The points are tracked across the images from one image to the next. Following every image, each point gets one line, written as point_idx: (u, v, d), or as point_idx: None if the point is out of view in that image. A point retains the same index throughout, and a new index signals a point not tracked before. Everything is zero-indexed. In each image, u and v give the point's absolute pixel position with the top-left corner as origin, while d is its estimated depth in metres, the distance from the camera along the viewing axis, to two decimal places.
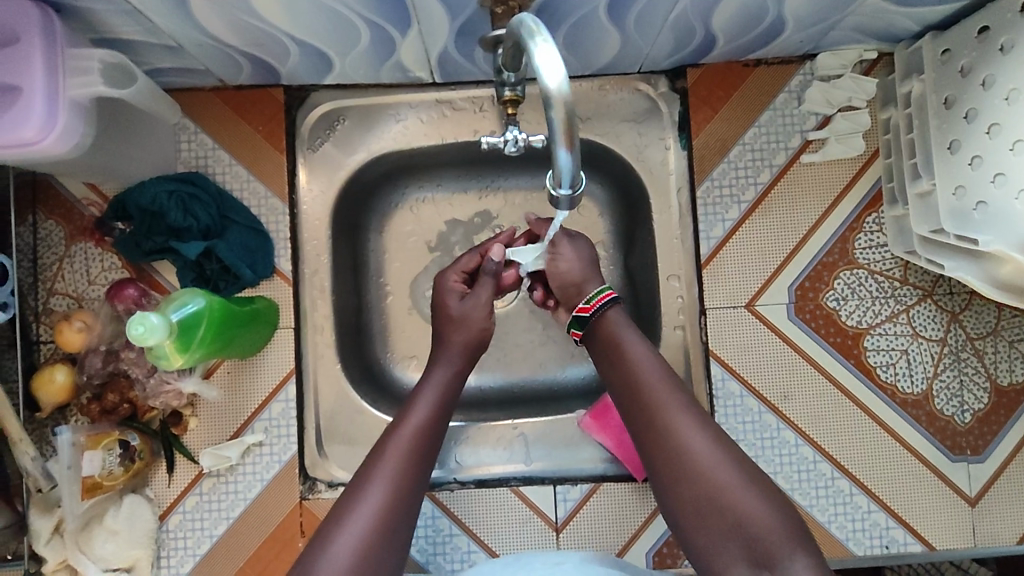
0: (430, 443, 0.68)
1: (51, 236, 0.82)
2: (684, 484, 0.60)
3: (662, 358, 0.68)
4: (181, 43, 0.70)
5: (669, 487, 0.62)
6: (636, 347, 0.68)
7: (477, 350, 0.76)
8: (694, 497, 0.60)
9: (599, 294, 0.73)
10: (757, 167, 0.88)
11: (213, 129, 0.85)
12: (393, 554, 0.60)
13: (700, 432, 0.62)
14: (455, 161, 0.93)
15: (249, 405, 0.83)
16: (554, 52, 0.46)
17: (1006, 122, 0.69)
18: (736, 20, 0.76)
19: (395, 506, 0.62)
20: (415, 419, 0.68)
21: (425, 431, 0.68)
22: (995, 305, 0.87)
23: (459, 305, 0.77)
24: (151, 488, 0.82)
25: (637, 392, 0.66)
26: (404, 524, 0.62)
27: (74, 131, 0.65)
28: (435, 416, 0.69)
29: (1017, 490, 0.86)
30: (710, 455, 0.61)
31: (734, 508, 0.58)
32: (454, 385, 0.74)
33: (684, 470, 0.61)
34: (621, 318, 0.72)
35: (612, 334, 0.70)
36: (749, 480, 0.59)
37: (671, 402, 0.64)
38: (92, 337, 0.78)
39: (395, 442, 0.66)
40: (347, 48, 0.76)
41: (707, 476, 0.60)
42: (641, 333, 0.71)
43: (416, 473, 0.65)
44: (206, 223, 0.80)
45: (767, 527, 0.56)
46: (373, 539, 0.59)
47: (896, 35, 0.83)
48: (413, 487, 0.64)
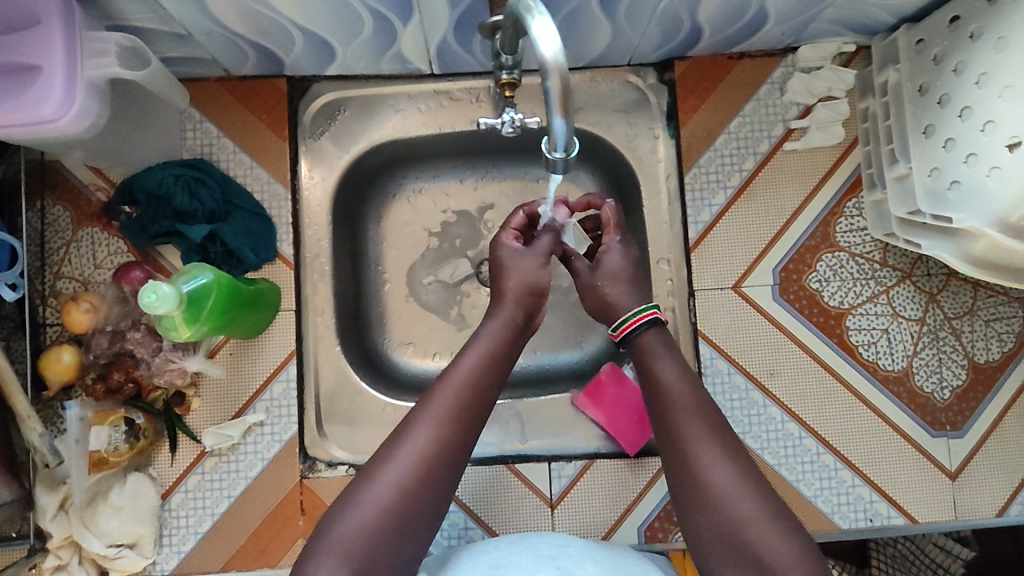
0: (484, 388, 0.68)
1: (59, 220, 0.85)
2: (707, 515, 0.63)
3: (695, 387, 0.70)
4: (190, 31, 0.73)
5: (692, 514, 0.65)
6: (669, 375, 0.71)
7: (532, 302, 0.76)
8: (716, 529, 0.63)
9: (632, 319, 0.75)
10: (742, 154, 0.92)
11: (218, 117, 0.87)
12: (429, 501, 0.62)
13: (727, 466, 0.65)
14: (451, 151, 0.96)
15: (251, 385, 0.85)
16: (550, 25, 0.50)
17: (977, 104, 0.73)
18: (721, 12, 0.80)
19: (438, 456, 0.63)
20: (464, 369, 0.69)
21: (476, 378, 0.68)
22: (970, 285, 0.91)
23: (512, 254, 0.77)
24: (155, 467, 0.84)
25: (667, 419, 0.69)
26: (441, 470, 0.63)
27: (90, 111, 0.68)
28: (488, 366, 0.69)
29: (994, 464, 0.90)
30: (734, 488, 0.64)
31: (753, 545, 0.61)
32: (506, 345, 0.72)
33: (708, 502, 0.64)
34: (657, 342, 0.74)
35: (646, 358, 0.73)
36: (769, 517, 0.62)
37: (699, 433, 0.67)
38: (98, 318, 0.80)
39: (434, 405, 0.66)
40: (350, 38, 0.79)
41: (729, 510, 0.63)
42: (677, 357, 0.73)
43: (462, 421, 0.65)
44: (211, 207, 0.83)
45: (784, 565, 0.59)
46: (405, 490, 0.61)
47: (872, 27, 0.87)
48: (460, 435, 0.65)
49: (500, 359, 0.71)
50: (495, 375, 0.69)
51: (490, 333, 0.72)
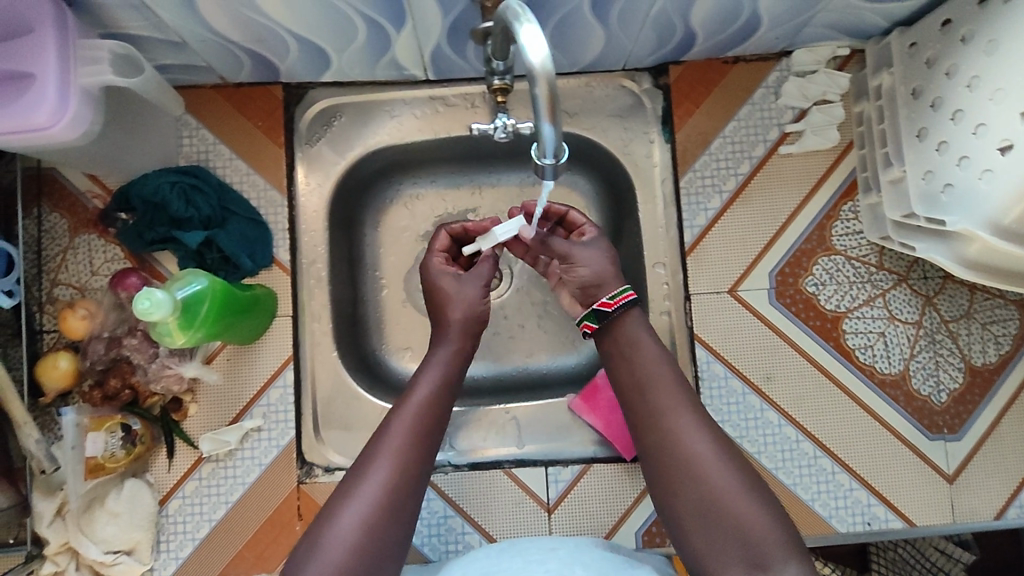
0: (440, 403, 0.73)
1: (56, 227, 0.85)
2: (687, 485, 0.65)
3: (673, 364, 0.72)
4: (185, 38, 0.74)
5: (671, 486, 0.67)
6: (650, 352, 0.73)
7: (475, 331, 0.79)
8: (699, 502, 0.64)
9: (622, 293, 0.75)
10: (737, 158, 0.92)
11: (214, 125, 0.88)
12: (396, 530, 0.65)
13: (705, 438, 0.67)
14: (448, 156, 0.96)
15: (248, 391, 0.86)
16: (538, 32, 0.50)
17: (968, 107, 0.73)
18: (714, 17, 0.80)
19: (399, 488, 0.66)
20: (415, 402, 0.72)
21: (426, 411, 0.71)
22: (967, 288, 0.91)
23: (453, 283, 0.80)
24: (152, 473, 0.84)
25: (645, 394, 0.71)
26: (413, 481, 0.67)
27: (83, 118, 0.68)
28: (436, 399, 0.73)
29: (993, 467, 0.90)
30: (712, 458, 0.66)
31: (733, 512, 0.63)
32: (456, 364, 0.77)
33: (688, 472, 0.66)
34: (640, 323, 0.75)
35: (627, 336, 0.74)
36: (746, 487, 0.64)
37: (679, 406, 0.69)
38: (94, 325, 0.81)
39: (398, 421, 0.70)
40: (345, 44, 0.80)
41: (709, 480, 0.65)
42: (655, 337, 0.75)
43: (419, 453, 0.69)
44: (207, 213, 0.83)
45: (764, 532, 0.62)
46: (372, 520, 0.64)
47: (865, 31, 0.87)
48: (418, 466, 0.68)
49: (448, 389, 0.74)
50: (447, 393, 0.74)
51: (438, 365, 0.75)
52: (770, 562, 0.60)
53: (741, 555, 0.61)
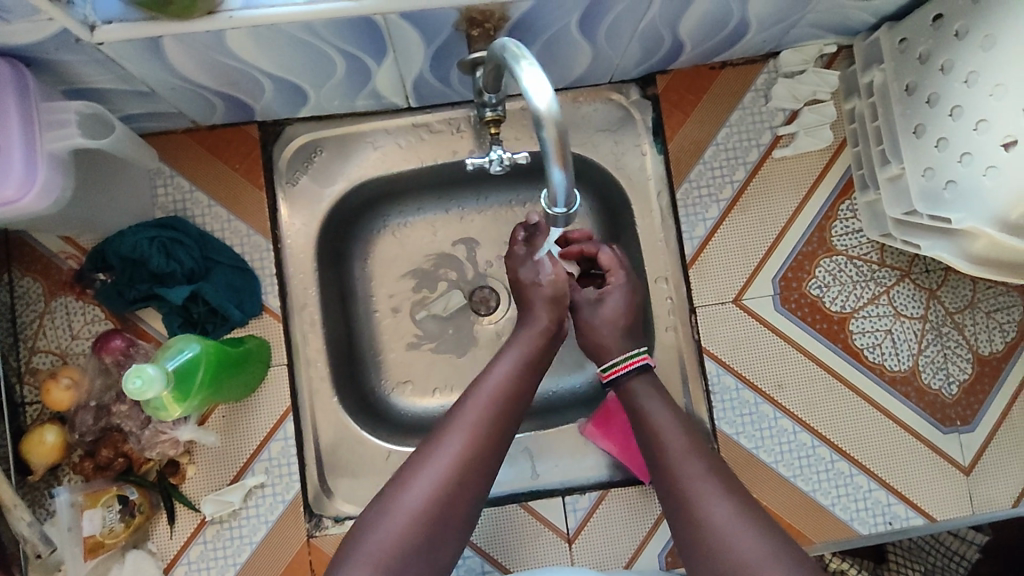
0: (521, 383, 0.73)
1: (30, 292, 0.80)
2: (709, 553, 0.62)
3: (688, 429, 0.71)
4: (154, 87, 0.70)
5: (696, 554, 0.63)
6: (661, 419, 0.72)
7: (558, 304, 0.79)
8: (716, 564, 0.61)
9: (631, 358, 0.77)
10: (732, 165, 0.90)
11: (190, 171, 0.84)
12: (468, 489, 0.65)
13: (724, 501, 0.64)
14: (435, 183, 0.93)
15: (247, 447, 0.82)
16: (541, 74, 0.47)
17: (967, 104, 0.72)
18: (703, 26, 0.78)
19: (472, 458, 0.66)
20: (503, 368, 0.73)
21: (504, 387, 0.71)
22: (969, 279, 0.91)
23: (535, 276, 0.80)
24: (153, 541, 0.80)
25: (661, 461, 0.70)
26: (487, 451, 0.67)
27: (53, 186, 0.63)
28: (518, 368, 0.74)
29: (1007, 455, 0.90)
30: (733, 520, 0.63)
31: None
32: (540, 343, 0.77)
33: (708, 540, 0.63)
34: (647, 392, 0.75)
35: (636, 404, 0.75)
36: (771, 549, 0.60)
37: (690, 467, 0.67)
38: (80, 394, 0.77)
39: (475, 398, 0.70)
40: (322, 80, 0.76)
41: (728, 547, 0.61)
42: (667, 400, 0.75)
43: (497, 426, 0.69)
44: (190, 266, 0.79)
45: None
46: (437, 495, 0.63)
47: (852, 28, 0.86)
48: (495, 437, 0.68)
49: (530, 366, 0.74)
50: (528, 374, 0.74)
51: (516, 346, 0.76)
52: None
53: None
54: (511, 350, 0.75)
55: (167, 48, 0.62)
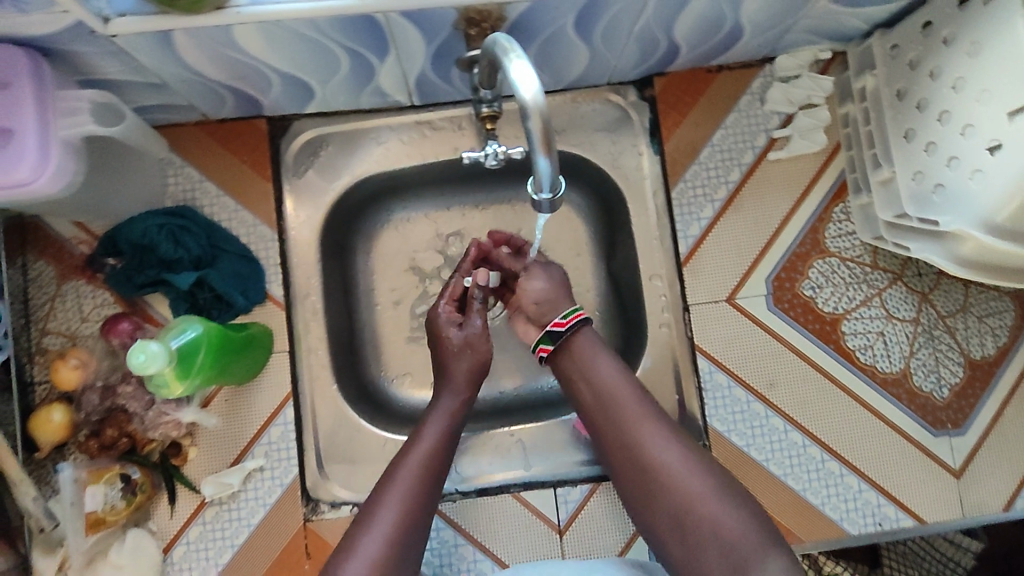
0: (442, 460, 0.72)
1: (43, 275, 0.83)
2: (660, 494, 0.66)
3: (634, 381, 0.73)
4: (166, 80, 0.73)
5: (646, 497, 0.67)
6: (605, 373, 0.74)
7: (480, 375, 0.78)
8: (674, 509, 0.65)
9: (574, 312, 0.77)
10: (727, 166, 0.92)
11: (199, 162, 0.87)
12: (407, 560, 0.66)
13: (675, 447, 0.68)
14: (436, 179, 0.95)
15: (248, 431, 0.84)
16: (528, 67, 0.50)
17: (954, 109, 0.74)
18: (697, 28, 0.81)
19: (400, 543, 0.65)
20: (431, 437, 0.72)
21: (429, 465, 0.70)
22: (962, 283, 0.92)
23: (457, 331, 0.79)
24: (154, 521, 0.82)
25: (607, 414, 0.72)
26: (412, 540, 0.66)
27: (65, 171, 0.66)
28: (445, 438, 0.73)
29: (998, 459, 0.90)
30: (680, 460, 0.67)
31: (706, 513, 0.63)
32: (460, 414, 0.76)
33: (660, 483, 0.66)
34: (591, 342, 0.76)
35: (581, 355, 0.75)
36: (716, 487, 0.65)
37: (642, 418, 0.70)
38: (87, 373, 0.79)
39: (401, 475, 0.69)
40: (328, 77, 0.79)
41: (678, 487, 0.66)
42: (609, 351, 0.76)
43: (420, 507, 0.68)
44: (197, 253, 0.82)
45: (739, 528, 0.62)
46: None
47: (846, 34, 0.88)
48: (418, 521, 0.67)
49: (451, 439, 0.74)
50: (450, 449, 0.73)
51: (441, 415, 0.75)
52: (749, 556, 0.60)
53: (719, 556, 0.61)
54: (437, 419, 0.74)
55: (178, 42, 0.65)
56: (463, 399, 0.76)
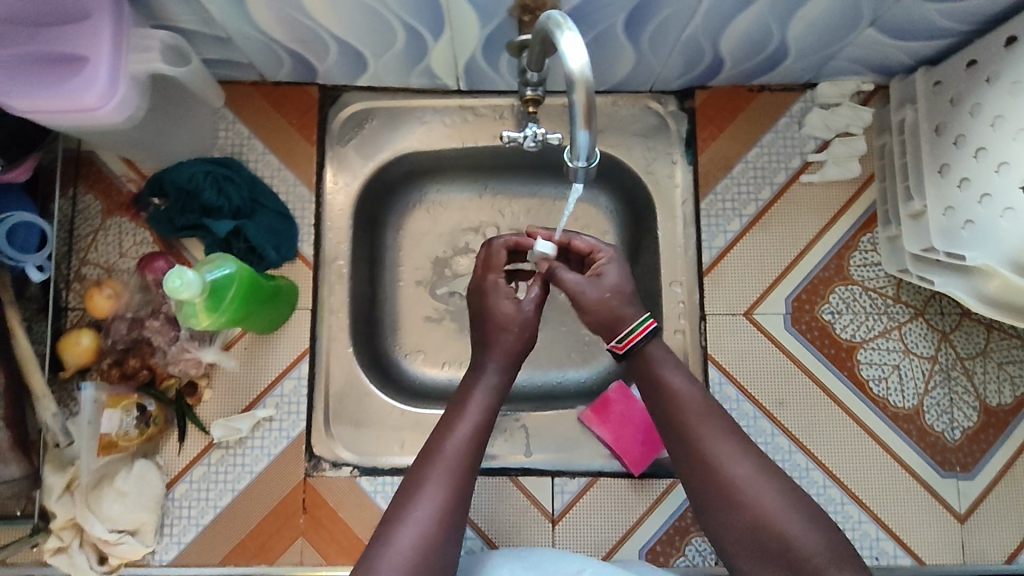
0: (482, 435, 0.73)
1: (89, 209, 0.87)
2: (733, 511, 0.67)
3: (704, 391, 0.73)
4: (231, 35, 0.77)
5: (717, 512, 0.68)
6: (678, 383, 0.73)
7: (522, 352, 0.79)
8: (745, 525, 0.66)
9: (633, 331, 0.75)
10: (759, 183, 0.93)
11: (250, 119, 0.91)
12: (455, 535, 0.67)
13: (747, 462, 0.69)
14: (472, 165, 0.98)
15: (262, 380, 0.87)
16: (579, 40, 0.52)
17: (991, 146, 0.74)
18: (744, 43, 0.83)
19: (447, 514, 0.67)
20: (473, 411, 0.74)
21: (470, 438, 0.72)
22: (984, 327, 0.91)
23: (510, 303, 0.79)
24: (162, 455, 0.84)
25: (680, 423, 0.72)
26: (457, 513, 0.68)
27: (128, 103, 0.70)
28: (486, 412, 0.74)
29: (1005, 508, 0.88)
30: (755, 481, 0.67)
31: (781, 536, 0.65)
32: (501, 387, 0.77)
33: (732, 495, 0.67)
34: (660, 351, 0.76)
35: (650, 367, 0.75)
36: (790, 505, 0.66)
37: (712, 432, 0.70)
38: (119, 304, 0.83)
39: (446, 447, 0.71)
40: (383, 50, 0.82)
41: (753, 505, 0.66)
42: (678, 360, 0.76)
43: (464, 478, 0.70)
44: (237, 204, 0.86)
45: (813, 551, 0.63)
46: (426, 546, 0.65)
47: (890, 67, 0.89)
48: (461, 494, 0.69)
49: (491, 412, 0.75)
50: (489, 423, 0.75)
51: (483, 388, 0.76)
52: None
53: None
54: (480, 392, 0.76)
55: None
56: (505, 371, 0.78)
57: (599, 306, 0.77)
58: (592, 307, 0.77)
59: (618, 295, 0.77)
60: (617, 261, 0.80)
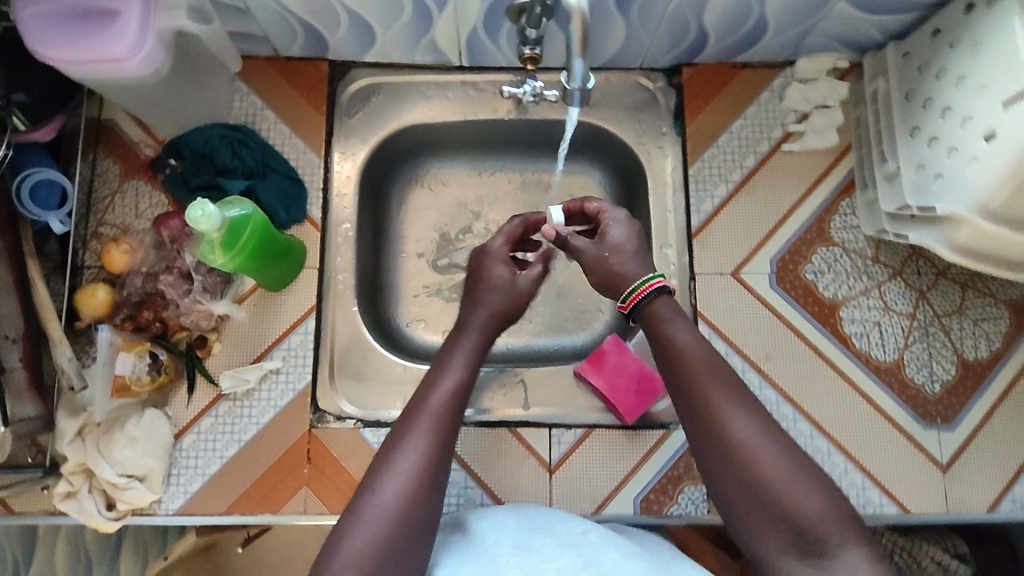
0: (460, 397, 0.73)
1: (107, 172, 0.92)
2: (737, 474, 0.65)
3: (708, 351, 0.71)
4: (249, 5, 0.83)
5: (723, 479, 0.66)
6: (684, 341, 0.72)
7: (509, 312, 0.83)
8: (749, 489, 0.64)
9: (636, 290, 0.76)
10: (743, 152, 0.99)
11: (263, 91, 0.96)
12: (433, 493, 0.66)
13: (752, 423, 0.66)
14: (472, 139, 1.04)
15: (270, 335, 0.90)
16: None
17: (955, 103, 0.80)
18: (726, 17, 0.89)
19: (427, 469, 0.66)
20: (455, 370, 0.75)
21: (450, 400, 0.72)
22: (959, 286, 0.96)
23: (503, 271, 0.84)
24: (171, 406, 0.87)
25: (687, 383, 0.70)
26: (439, 473, 0.67)
27: (154, 59, 0.75)
28: (465, 373, 0.75)
29: (986, 458, 0.91)
30: (760, 446, 0.65)
31: (788, 504, 0.62)
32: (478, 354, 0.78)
33: (735, 458, 0.65)
34: (666, 305, 0.75)
35: (656, 325, 0.74)
36: (795, 469, 0.64)
37: (717, 394, 0.68)
38: (134, 260, 0.87)
39: (426, 408, 0.71)
40: (390, 21, 0.88)
41: (757, 468, 0.64)
42: (683, 318, 0.75)
43: (444, 433, 0.69)
44: (250, 165, 0.90)
45: (821, 519, 0.61)
46: (402, 504, 0.64)
47: (863, 43, 0.96)
48: (441, 452, 0.68)
49: (471, 374, 0.76)
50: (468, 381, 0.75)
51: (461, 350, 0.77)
52: (832, 548, 0.60)
53: (796, 543, 0.61)
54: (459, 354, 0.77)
55: None
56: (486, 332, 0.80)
57: (597, 263, 0.80)
58: (592, 267, 0.81)
59: (617, 251, 0.80)
60: (620, 221, 0.82)
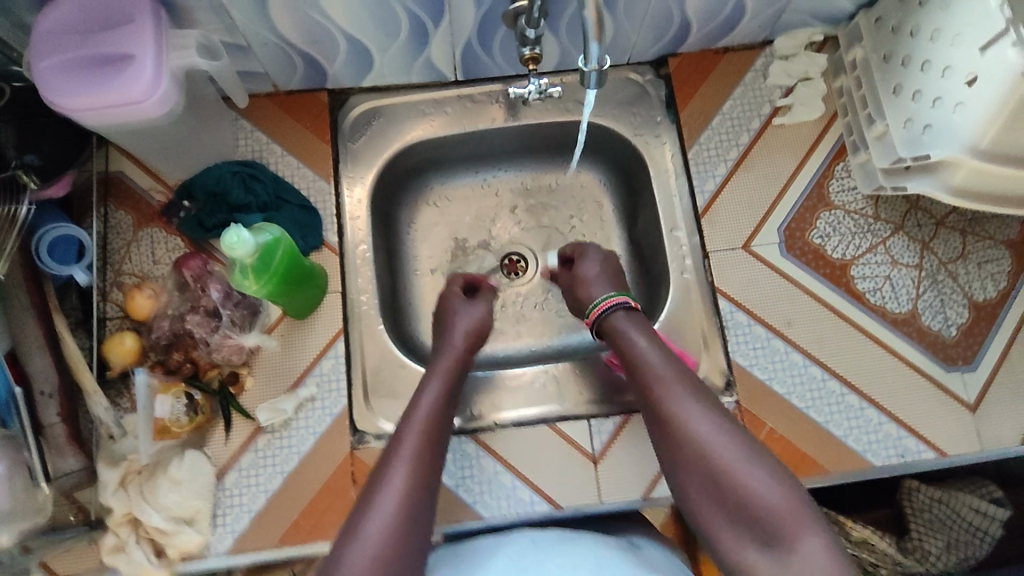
0: (438, 424, 0.76)
1: (121, 223, 0.92)
2: (714, 480, 0.66)
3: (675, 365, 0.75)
4: (250, 42, 0.86)
5: (696, 484, 0.68)
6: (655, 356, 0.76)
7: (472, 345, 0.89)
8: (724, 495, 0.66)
9: (604, 302, 0.85)
10: (737, 131, 1.02)
11: (267, 126, 0.97)
12: (420, 522, 0.67)
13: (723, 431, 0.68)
14: (473, 150, 1.06)
15: (302, 362, 0.90)
16: None
17: (934, 56, 0.84)
18: (705, 6, 0.93)
19: (411, 496, 0.67)
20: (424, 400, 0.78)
21: (427, 425, 0.74)
22: (958, 233, 0.99)
23: (461, 307, 0.92)
24: (209, 447, 0.86)
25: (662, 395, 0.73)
26: (422, 497, 0.68)
27: (168, 99, 0.77)
28: (438, 403, 0.78)
29: (1011, 394, 0.94)
30: (732, 451, 0.67)
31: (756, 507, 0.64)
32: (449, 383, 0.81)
33: (711, 464, 0.67)
34: (626, 321, 0.82)
35: (625, 341, 0.80)
36: (767, 473, 0.65)
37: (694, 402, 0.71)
38: (158, 304, 0.87)
39: (406, 435, 0.73)
40: (387, 44, 0.91)
41: (732, 473, 0.65)
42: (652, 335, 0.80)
43: (427, 461, 0.71)
44: (264, 199, 0.92)
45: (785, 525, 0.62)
46: (393, 531, 0.64)
47: (835, 16, 1.01)
48: (424, 478, 0.69)
49: (445, 402, 0.79)
50: (446, 411, 0.78)
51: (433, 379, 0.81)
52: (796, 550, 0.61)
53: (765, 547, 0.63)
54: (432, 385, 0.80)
55: None
56: (453, 362, 0.84)
57: None
58: None
59: None
60: None
